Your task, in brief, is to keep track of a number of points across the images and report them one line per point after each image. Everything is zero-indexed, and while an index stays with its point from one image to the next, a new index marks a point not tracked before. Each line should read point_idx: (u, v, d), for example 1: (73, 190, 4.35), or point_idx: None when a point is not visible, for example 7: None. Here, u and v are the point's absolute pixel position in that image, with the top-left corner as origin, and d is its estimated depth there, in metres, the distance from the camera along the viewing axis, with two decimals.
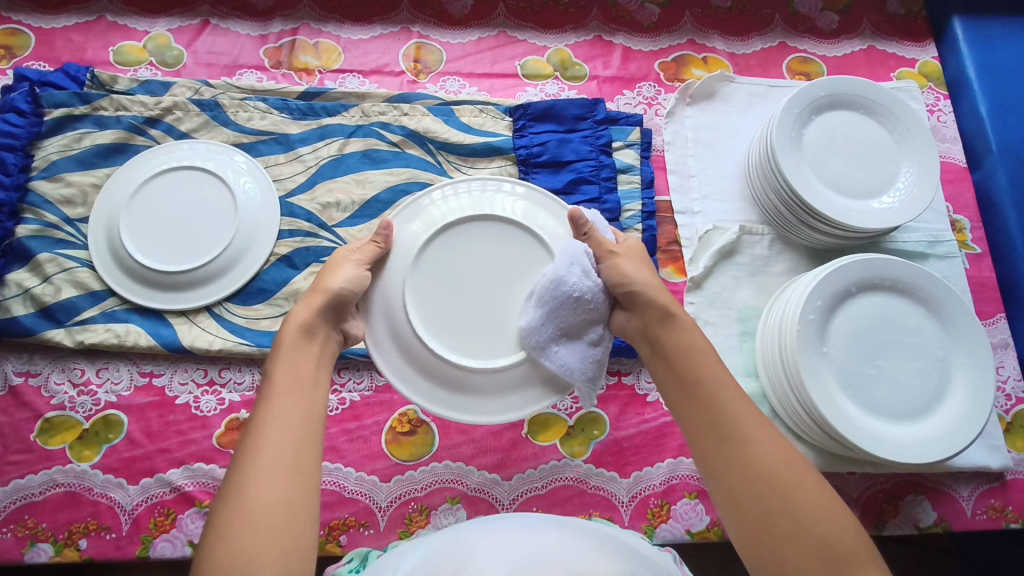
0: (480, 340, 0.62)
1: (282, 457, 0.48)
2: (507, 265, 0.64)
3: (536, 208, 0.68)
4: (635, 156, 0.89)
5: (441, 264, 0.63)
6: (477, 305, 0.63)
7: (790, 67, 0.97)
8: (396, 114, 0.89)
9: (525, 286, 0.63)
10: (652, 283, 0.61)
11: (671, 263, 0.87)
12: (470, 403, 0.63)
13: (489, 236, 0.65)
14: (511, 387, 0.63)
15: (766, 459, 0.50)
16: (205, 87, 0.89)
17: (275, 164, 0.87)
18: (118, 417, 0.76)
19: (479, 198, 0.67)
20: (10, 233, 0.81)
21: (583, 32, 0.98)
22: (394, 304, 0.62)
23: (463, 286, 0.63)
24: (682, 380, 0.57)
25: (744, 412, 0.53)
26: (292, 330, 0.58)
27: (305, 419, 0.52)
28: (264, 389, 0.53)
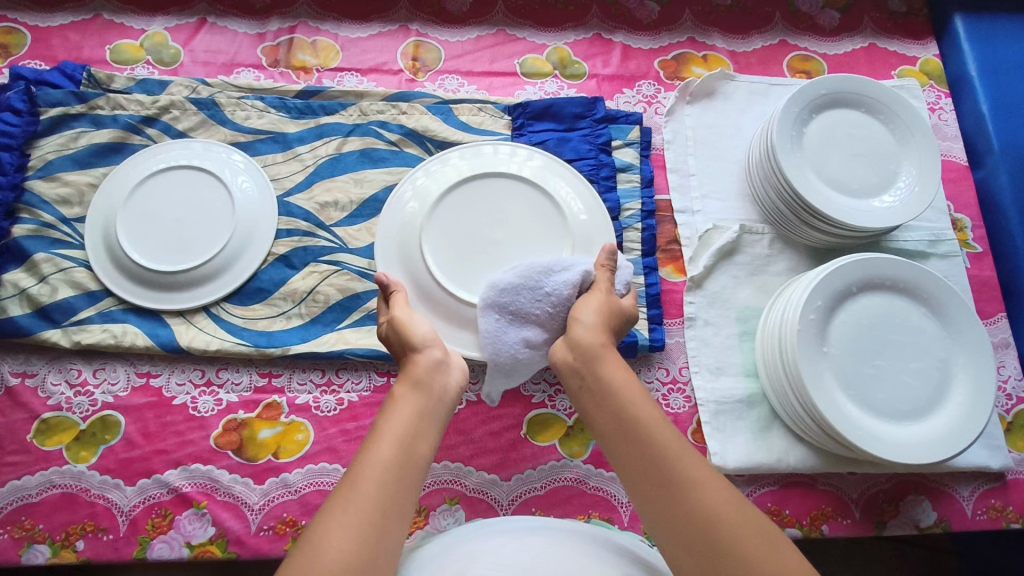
0: (474, 272, 0.72)
1: (366, 514, 0.45)
2: (512, 216, 0.75)
3: (554, 179, 0.78)
4: (634, 155, 0.89)
5: (461, 204, 0.75)
6: (481, 243, 0.74)
7: (790, 65, 0.97)
8: (395, 113, 0.89)
9: (523, 237, 0.74)
10: (603, 322, 0.61)
11: (671, 262, 0.86)
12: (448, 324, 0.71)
13: (504, 191, 0.76)
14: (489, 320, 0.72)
15: (708, 502, 0.47)
16: (202, 87, 0.88)
17: (272, 163, 0.87)
18: (115, 417, 0.76)
19: (502, 162, 0.78)
20: (7, 233, 0.80)
21: (582, 30, 0.98)
22: (412, 233, 0.74)
23: (476, 226, 0.75)
24: (611, 423, 0.54)
25: (679, 453, 0.50)
26: (411, 379, 0.56)
27: (404, 479, 0.49)
28: (374, 433, 0.51)
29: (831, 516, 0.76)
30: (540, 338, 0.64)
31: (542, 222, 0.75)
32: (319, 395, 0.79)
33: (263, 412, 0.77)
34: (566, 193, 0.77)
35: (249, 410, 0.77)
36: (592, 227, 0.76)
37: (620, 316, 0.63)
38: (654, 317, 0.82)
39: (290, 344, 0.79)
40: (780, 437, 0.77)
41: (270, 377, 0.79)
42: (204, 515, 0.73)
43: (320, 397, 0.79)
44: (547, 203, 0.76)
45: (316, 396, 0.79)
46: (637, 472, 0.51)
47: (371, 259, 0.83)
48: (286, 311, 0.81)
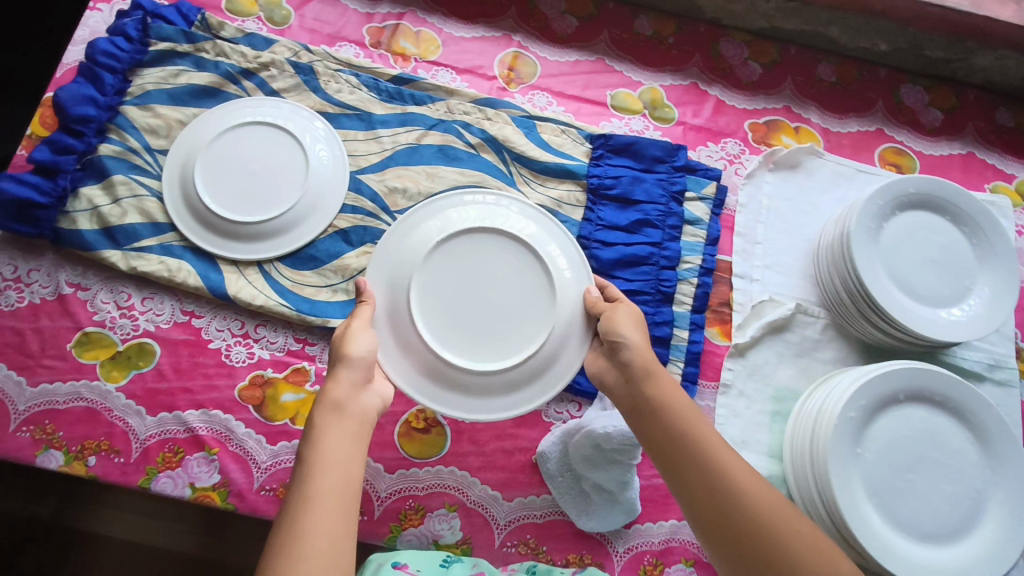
0: (491, 342, 0.67)
1: (326, 560, 0.46)
2: (499, 273, 0.69)
3: (521, 216, 0.73)
4: (705, 211, 0.89)
5: (440, 274, 0.68)
6: (498, 314, 0.68)
7: (882, 155, 0.95)
8: (480, 117, 0.90)
9: (521, 286, 0.69)
10: (643, 339, 0.63)
11: (718, 324, 0.85)
12: (499, 400, 0.68)
13: (479, 248, 0.69)
14: (522, 384, 0.68)
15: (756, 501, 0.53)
16: (304, 52, 0.91)
17: (353, 139, 0.89)
18: (152, 346, 0.78)
19: (465, 213, 0.71)
20: (94, 150, 0.83)
21: (680, 76, 0.97)
22: (403, 320, 0.67)
23: (466, 298, 0.68)
24: (696, 465, 0.55)
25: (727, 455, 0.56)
26: (335, 404, 0.55)
27: (345, 504, 0.49)
28: (304, 474, 0.50)
29: None
30: (608, 484, 0.71)
31: (527, 263, 0.69)
32: None
33: (290, 375, 0.79)
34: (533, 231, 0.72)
35: (278, 370, 0.79)
36: (566, 259, 0.72)
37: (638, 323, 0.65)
38: (689, 375, 0.81)
39: (330, 316, 0.81)
40: None
41: (304, 343, 0.81)
42: (212, 461, 0.74)
43: None
44: (523, 247, 0.70)
45: None
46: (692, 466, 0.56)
47: None
48: (334, 284, 0.82)
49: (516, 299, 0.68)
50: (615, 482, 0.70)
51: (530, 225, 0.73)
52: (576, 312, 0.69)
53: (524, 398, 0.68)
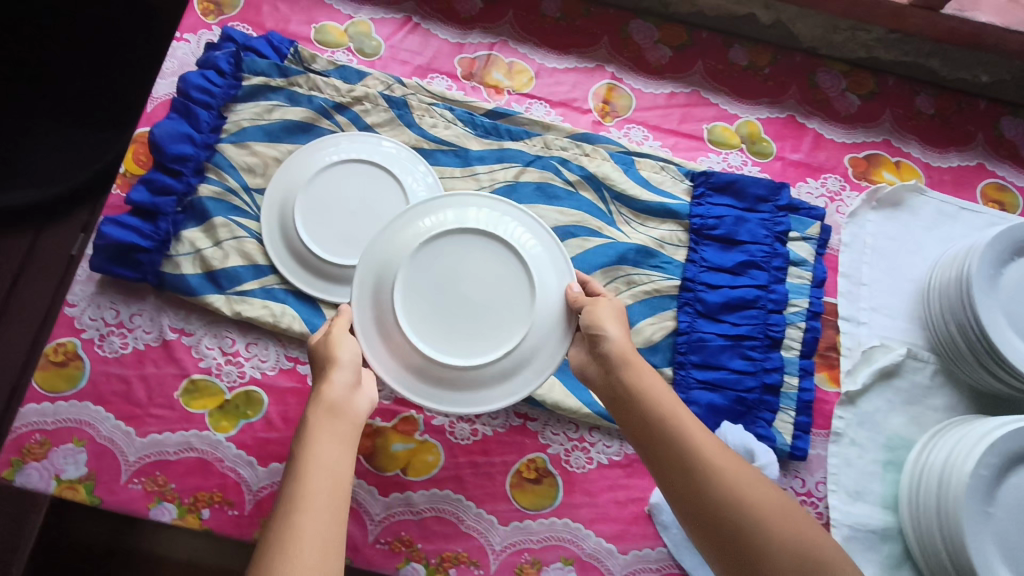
0: (473, 339, 0.68)
1: (327, 549, 0.46)
2: (479, 270, 0.69)
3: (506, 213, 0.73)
4: (810, 252, 0.88)
5: (421, 271, 0.69)
6: (479, 311, 0.68)
7: (984, 192, 0.93)
8: (577, 153, 0.89)
9: (501, 284, 0.69)
10: (626, 333, 0.66)
11: (826, 369, 0.85)
12: (480, 395, 0.69)
13: (461, 245, 0.70)
14: (505, 380, 0.69)
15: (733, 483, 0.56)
16: (397, 85, 0.88)
17: (450, 176, 0.87)
18: (259, 394, 0.77)
19: (449, 209, 0.71)
20: (193, 191, 0.81)
21: (777, 109, 0.95)
22: (386, 316, 0.68)
23: (448, 295, 0.69)
24: (673, 453, 0.59)
25: (703, 441, 0.59)
26: (324, 408, 0.56)
27: (337, 498, 0.50)
28: (298, 473, 0.51)
29: None
30: None
31: (508, 261, 0.70)
32: (455, 420, 0.79)
33: (399, 424, 0.78)
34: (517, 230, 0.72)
35: (386, 419, 0.78)
36: (549, 259, 0.72)
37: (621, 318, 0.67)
38: (801, 425, 0.81)
39: None
40: None
41: None
42: None
43: (455, 423, 0.79)
44: (504, 246, 0.70)
45: (451, 421, 0.79)
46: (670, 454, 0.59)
47: None
48: None
49: (497, 297, 0.69)
50: None
51: (514, 222, 0.72)
52: (557, 311, 0.69)
53: (506, 394, 0.69)
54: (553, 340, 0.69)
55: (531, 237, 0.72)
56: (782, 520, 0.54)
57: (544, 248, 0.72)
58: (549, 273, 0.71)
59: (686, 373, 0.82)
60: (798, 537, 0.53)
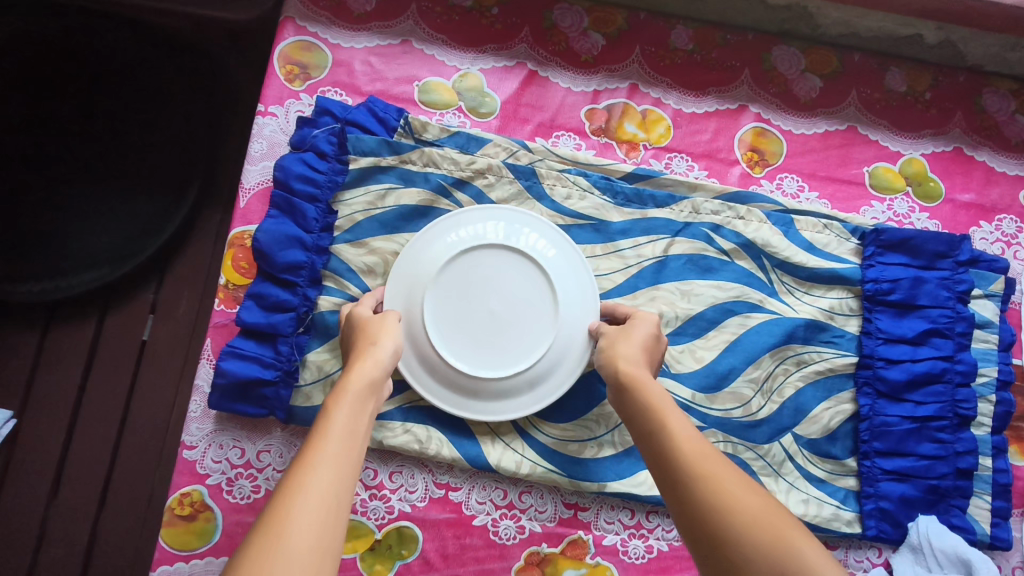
0: (493, 351, 0.69)
1: (309, 533, 0.42)
2: (508, 285, 0.71)
3: (541, 231, 0.73)
4: (995, 311, 0.78)
5: (452, 282, 0.70)
6: (502, 324, 0.70)
7: None
8: (730, 216, 0.78)
9: (528, 303, 0.71)
10: (637, 345, 0.65)
11: (1017, 441, 0.77)
12: (492, 406, 0.69)
13: (493, 260, 0.71)
14: (519, 394, 0.70)
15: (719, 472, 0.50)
16: (523, 152, 0.77)
17: (591, 255, 0.76)
18: (412, 530, 0.69)
19: (487, 220, 0.72)
20: (313, 305, 0.70)
21: (942, 141, 0.84)
22: (415, 324, 0.69)
23: (474, 309, 0.70)
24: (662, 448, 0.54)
25: (688, 436, 0.54)
26: (349, 387, 0.54)
27: (340, 475, 0.46)
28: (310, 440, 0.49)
29: None
30: None
31: (536, 280, 0.71)
32: (627, 537, 0.71)
33: (567, 548, 0.70)
34: (547, 250, 0.72)
35: (553, 544, 0.70)
36: (578, 285, 0.72)
37: (647, 330, 0.67)
38: (999, 510, 0.73)
39: (606, 480, 0.71)
40: None
41: (576, 509, 0.71)
42: None
43: (628, 541, 0.71)
44: (531, 264, 0.71)
45: (623, 539, 0.71)
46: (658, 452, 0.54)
47: (695, 390, 0.74)
48: (599, 436, 0.72)
49: (520, 315, 0.70)
50: None
51: (546, 240, 0.72)
52: (575, 339, 0.70)
53: (519, 407, 0.70)
54: (569, 362, 0.70)
55: (561, 259, 0.72)
56: (762, 508, 0.47)
57: (572, 272, 0.72)
58: (573, 299, 0.71)
59: (871, 463, 0.73)
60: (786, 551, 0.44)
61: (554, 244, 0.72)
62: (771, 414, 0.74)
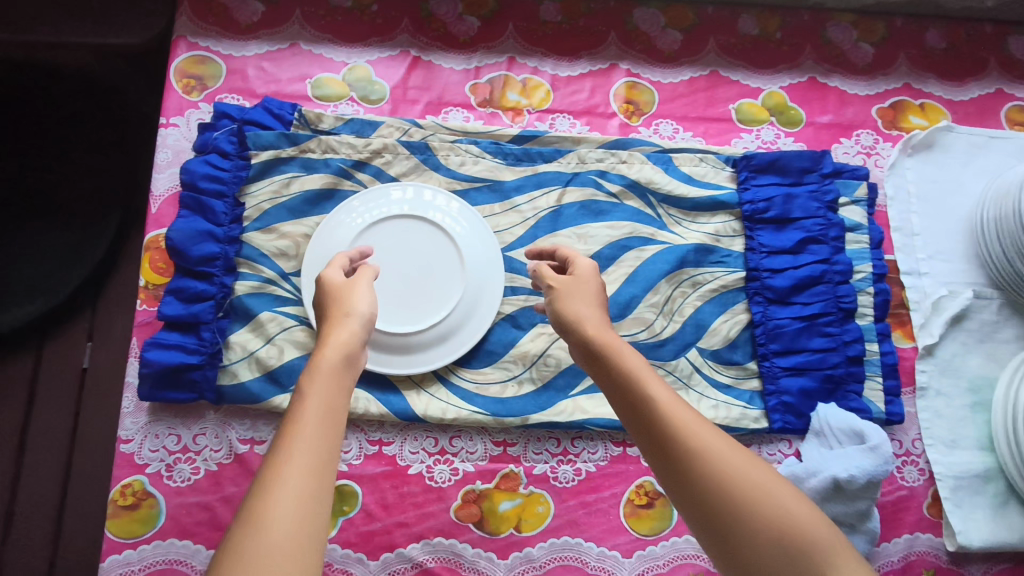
0: (403, 311, 0.76)
1: (288, 542, 0.40)
2: (418, 252, 0.78)
3: (451, 205, 0.80)
4: (862, 214, 0.86)
5: (366, 249, 0.77)
6: (413, 286, 0.77)
7: (1007, 118, 0.93)
8: (614, 161, 0.85)
9: (436, 269, 0.78)
10: (592, 300, 0.62)
11: (899, 326, 0.84)
12: (402, 360, 0.75)
13: (406, 229, 0.78)
14: (426, 350, 0.76)
15: (703, 438, 0.48)
16: (415, 129, 0.83)
17: (490, 214, 0.82)
18: (351, 487, 0.73)
19: (401, 195, 0.79)
20: (229, 291, 0.75)
21: (797, 73, 0.92)
22: None
23: (388, 274, 0.77)
24: (635, 410, 0.52)
25: (666, 395, 0.52)
26: (319, 367, 0.50)
27: (314, 472, 0.44)
28: (278, 441, 0.45)
29: None
30: (865, 504, 0.72)
31: (444, 247, 0.78)
32: (555, 464, 0.76)
33: (501, 482, 0.75)
34: (456, 221, 0.79)
35: (487, 481, 0.75)
36: (483, 251, 0.79)
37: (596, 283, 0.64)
38: (890, 388, 0.81)
39: (528, 414, 0.76)
40: (1018, 514, 0.78)
41: (504, 445, 0.76)
42: None
43: (556, 468, 0.76)
44: (440, 233, 0.78)
45: (552, 466, 0.76)
46: (633, 417, 0.52)
47: None
48: (517, 375, 0.78)
49: (428, 279, 0.77)
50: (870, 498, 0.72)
51: (455, 213, 0.80)
52: (481, 301, 0.77)
53: (428, 362, 0.76)
54: (474, 322, 0.77)
55: (468, 229, 0.79)
56: (752, 474, 0.47)
57: (478, 240, 0.79)
58: (479, 264, 0.78)
59: (771, 363, 0.80)
60: (775, 509, 0.45)
61: (462, 216, 0.80)
62: (675, 332, 0.81)
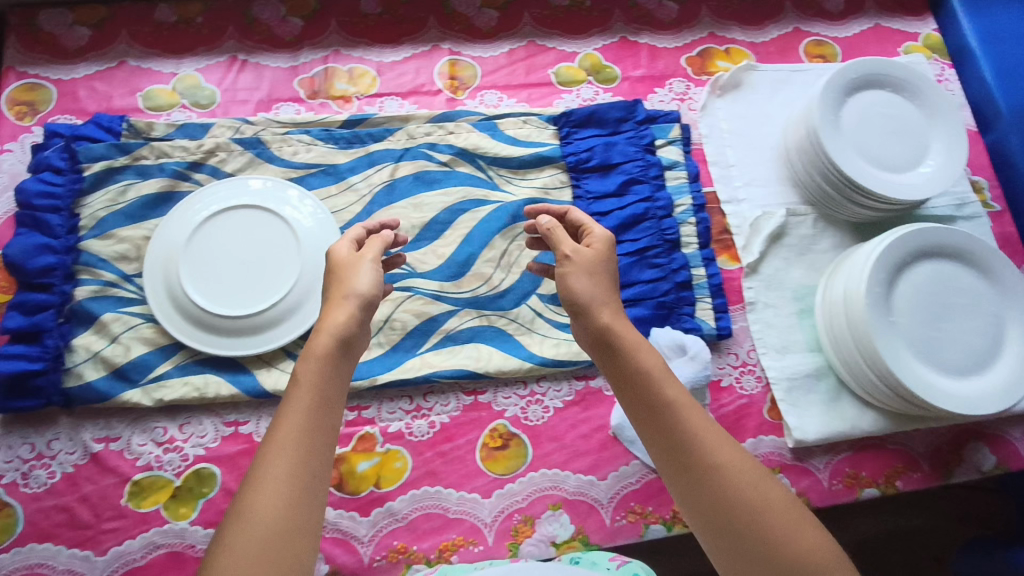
0: (244, 296, 0.79)
1: (280, 519, 0.49)
2: (258, 239, 0.81)
3: (290, 194, 0.84)
4: (678, 153, 0.92)
5: (206, 241, 0.80)
6: (254, 272, 0.80)
7: (806, 51, 1.01)
8: (442, 133, 0.90)
9: (276, 254, 0.81)
10: (598, 259, 0.65)
11: (725, 251, 0.91)
12: (244, 343, 0.78)
13: (245, 219, 0.82)
14: (267, 331, 0.79)
15: (704, 443, 0.55)
16: (245, 126, 0.87)
17: (328, 196, 0.87)
18: (210, 469, 0.75)
19: (240, 188, 0.83)
20: (70, 298, 0.78)
21: (609, 34, 0.99)
22: (172, 278, 0.78)
23: (228, 262, 0.80)
24: (646, 406, 0.58)
25: (678, 396, 0.58)
26: (314, 352, 0.57)
27: (305, 462, 0.52)
28: (271, 434, 0.53)
29: (903, 472, 0.83)
30: None
31: (283, 233, 0.82)
32: (410, 421, 0.80)
33: (358, 444, 0.78)
34: (295, 209, 0.83)
35: (344, 445, 0.78)
36: (322, 235, 0.83)
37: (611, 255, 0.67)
38: (719, 306, 0.86)
39: (376, 375, 0.80)
40: (849, 404, 0.84)
41: (359, 409, 0.80)
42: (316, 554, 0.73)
43: (411, 423, 0.80)
44: (278, 221, 0.82)
45: (407, 422, 0.80)
46: (637, 411, 0.59)
47: (442, 281, 0.84)
48: None
49: (267, 264, 0.81)
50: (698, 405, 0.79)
51: (294, 201, 0.84)
52: (321, 281, 0.81)
53: (270, 342, 0.79)
54: (315, 301, 0.80)
55: (306, 215, 0.83)
56: (753, 481, 0.54)
57: (316, 224, 0.83)
58: (318, 247, 0.82)
59: None
60: (770, 511, 0.53)
61: (301, 203, 0.84)
62: (513, 283, 0.85)
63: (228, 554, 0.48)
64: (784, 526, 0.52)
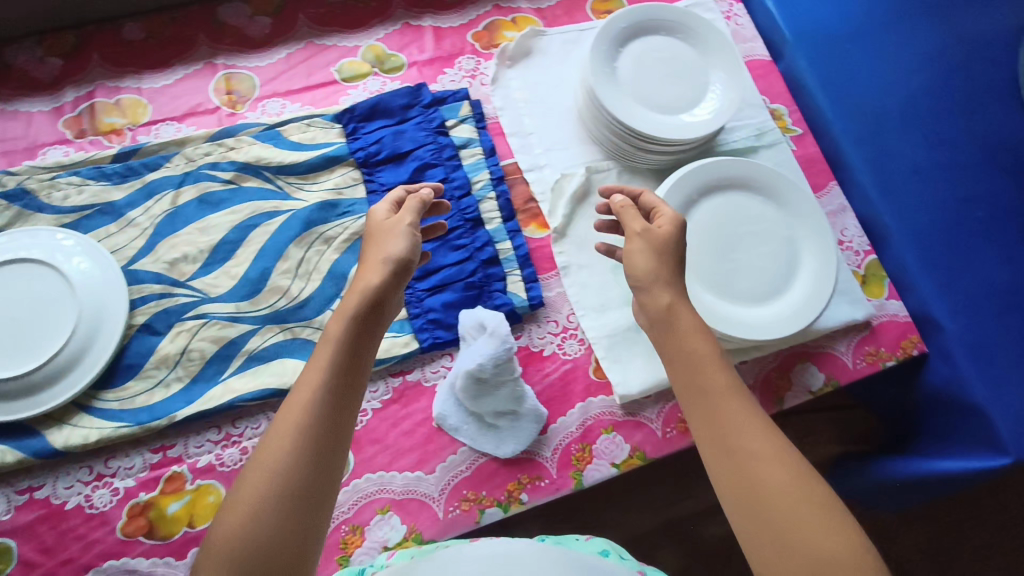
0: (13, 353, 0.73)
1: (282, 508, 0.50)
2: (28, 291, 0.76)
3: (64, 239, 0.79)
4: (471, 130, 0.91)
5: None
6: (24, 327, 0.75)
7: (593, 9, 1.01)
8: (222, 151, 0.86)
9: (50, 305, 0.76)
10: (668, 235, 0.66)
11: (533, 220, 0.90)
12: (18, 404, 0.73)
13: (13, 271, 0.76)
14: (44, 389, 0.73)
15: (710, 373, 0.58)
16: (7, 177, 0.82)
17: (107, 235, 0.83)
18: (5, 543, 0.71)
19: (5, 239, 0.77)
20: None
21: (390, 23, 0.97)
22: None
23: None
24: (670, 339, 0.61)
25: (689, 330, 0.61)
26: (332, 340, 0.58)
27: (318, 449, 0.53)
28: (278, 424, 0.54)
29: None
30: (510, 387, 0.76)
31: (57, 282, 0.77)
32: (220, 451, 0.76)
33: (166, 485, 0.74)
34: (70, 254, 0.78)
35: (151, 490, 0.74)
36: (101, 279, 0.78)
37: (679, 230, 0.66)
38: (529, 276, 0.85)
39: (175, 411, 0.76)
40: None
41: (164, 450, 0.76)
42: None
43: (222, 454, 0.76)
44: (51, 270, 0.77)
45: (217, 454, 0.76)
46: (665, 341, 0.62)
47: (237, 302, 0.81)
48: (162, 379, 0.78)
49: (40, 317, 0.75)
50: (512, 380, 0.76)
51: (69, 246, 0.78)
52: (103, 328, 0.76)
53: (49, 400, 0.73)
54: (98, 350, 0.75)
55: (82, 259, 0.78)
56: (745, 410, 0.56)
57: (94, 268, 0.78)
58: (98, 292, 0.77)
59: (412, 289, 0.83)
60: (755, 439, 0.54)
61: (76, 248, 0.78)
62: (313, 291, 0.82)
63: (224, 541, 0.49)
64: (773, 434, 0.55)
